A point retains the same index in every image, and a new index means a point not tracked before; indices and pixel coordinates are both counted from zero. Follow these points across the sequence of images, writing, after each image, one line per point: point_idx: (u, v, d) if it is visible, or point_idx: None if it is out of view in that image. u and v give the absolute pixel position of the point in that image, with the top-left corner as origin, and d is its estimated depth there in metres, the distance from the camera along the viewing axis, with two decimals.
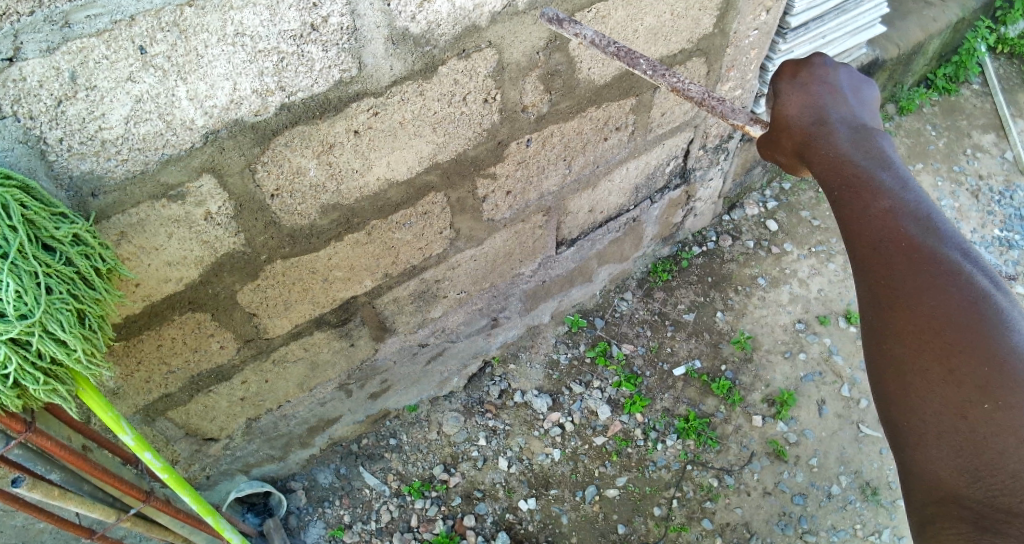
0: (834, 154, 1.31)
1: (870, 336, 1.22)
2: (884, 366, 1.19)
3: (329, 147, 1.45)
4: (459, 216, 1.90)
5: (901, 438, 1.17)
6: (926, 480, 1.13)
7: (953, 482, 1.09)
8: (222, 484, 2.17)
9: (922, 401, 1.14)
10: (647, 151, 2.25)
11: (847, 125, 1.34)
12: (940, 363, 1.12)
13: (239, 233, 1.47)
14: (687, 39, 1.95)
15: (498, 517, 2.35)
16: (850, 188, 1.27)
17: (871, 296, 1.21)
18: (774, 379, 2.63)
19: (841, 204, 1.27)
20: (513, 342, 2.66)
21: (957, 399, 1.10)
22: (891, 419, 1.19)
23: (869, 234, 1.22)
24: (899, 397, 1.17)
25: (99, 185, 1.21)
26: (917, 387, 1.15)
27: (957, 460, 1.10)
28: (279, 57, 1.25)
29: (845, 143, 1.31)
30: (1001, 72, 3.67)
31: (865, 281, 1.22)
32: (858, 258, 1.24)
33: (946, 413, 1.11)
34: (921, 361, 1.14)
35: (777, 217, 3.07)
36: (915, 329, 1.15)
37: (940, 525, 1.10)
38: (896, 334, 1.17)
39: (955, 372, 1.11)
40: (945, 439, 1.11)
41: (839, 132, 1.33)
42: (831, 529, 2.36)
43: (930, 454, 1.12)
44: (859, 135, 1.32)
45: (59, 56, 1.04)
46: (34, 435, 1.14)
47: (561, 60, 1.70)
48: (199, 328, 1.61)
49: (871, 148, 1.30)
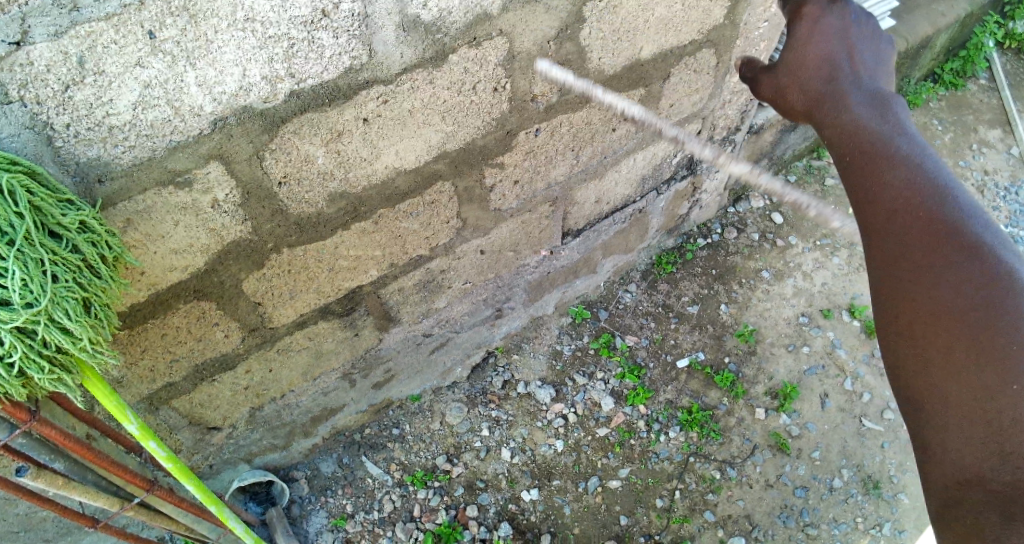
0: (847, 119, 1.34)
1: (880, 308, 1.26)
2: (901, 340, 1.22)
3: (338, 135, 1.43)
4: (467, 205, 1.88)
5: (921, 419, 1.18)
6: (948, 460, 1.13)
7: (976, 464, 1.09)
8: (225, 472, 2.17)
9: (943, 379, 1.15)
10: (654, 142, 2.23)
11: (865, 89, 1.35)
12: (960, 339, 1.14)
13: (246, 220, 1.45)
14: (697, 30, 1.93)
15: (501, 507, 2.35)
16: (863, 155, 1.31)
17: (885, 263, 1.25)
18: (778, 372, 2.63)
19: (854, 171, 1.31)
20: (517, 333, 2.65)
21: (979, 378, 1.11)
22: (909, 398, 1.21)
23: (882, 202, 1.26)
24: (920, 373, 1.19)
25: (106, 171, 1.19)
26: (936, 362, 1.16)
27: (980, 441, 1.09)
28: (289, 43, 1.23)
29: (859, 106, 1.34)
30: (1008, 68, 3.65)
31: (877, 248, 1.26)
32: (870, 226, 1.28)
33: (970, 393, 1.11)
34: (939, 337, 1.16)
35: (783, 209, 3.05)
36: (934, 301, 1.17)
37: (961, 509, 1.10)
38: (915, 306, 1.19)
39: (977, 347, 1.12)
40: (969, 421, 1.11)
41: (854, 96, 1.34)
42: (833, 522, 2.36)
43: (953, 434, 1.13)
44: (876, 102, 1.34)
45: (66, 40, 1.01)
46: (39, 425, 1.12)
47: (571, 49, 1.67)
48: (204, 317, 1.60)
49: (887, 116, 1.32)
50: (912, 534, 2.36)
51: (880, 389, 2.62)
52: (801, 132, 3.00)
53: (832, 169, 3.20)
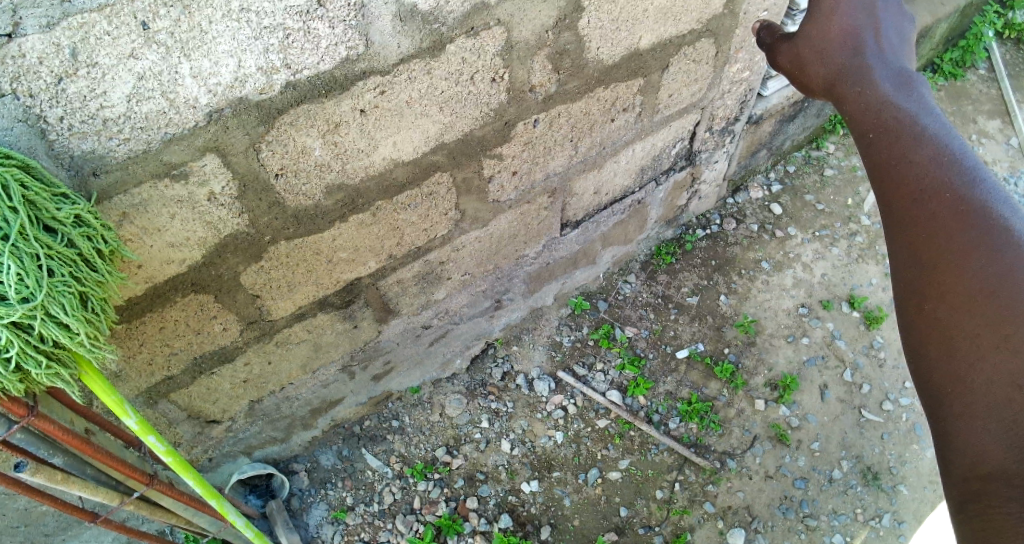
0: (871, 96, 1.33)
1: (901, 294, 1.27)
2: (928, 331, 1.22)
3: (335, 126, 1.42)
4: (465, 197, 1.87)
5: (944, 410, 1.17)
6: (970, 453, 1.12)
7: (999, 456, 1.08)
8: (225, 465, 2.17)
9: (971, 372, 1.14)
10: (653, 132, 2.22)
11: (890, 65, 1.34)
12: (991, 330, 1.13)
13: (243, 213, 1.44)
14: (697, 20, 1.91)
15: (501, 499, 2.35)
16: (887, 134, 1.30)
17: (913, 247, 1.24)
18: (777, 363, 2.63)
19: (877, 150, 1.31)
20: (516, 325, 2.64)
21: (1008, 371, 1.10)
22: (933, 389, 1.20)
23: (907, 184, 1.26)
24: (947, 364, 1.18)
25: (101, 164, 1.18)
26: (964, 353, 1.16)
27: (1005, 436, 1.08)
28: (285, 34, 1.21)
29: (884, 82, 1.33)
30: (1009, 58, 3.63)
31: (901, 231, 1.26)
32: (894, 208, 1.28)
33: (998, 386, 1.11)
34: (969, 327, 1.16)
35: (782, 200, 3.04)
36: (962, 291, 1.17)
37: (985, 504, 1.07)
38: (942, 298, 1.19)
39: (1009, 340, 1.11)
40: (994, 414, 1.10)
41: (879, 72, 1.34)
42: (833, 513, 2.37)
43: (977, 428, 1.12)
44: (901, 79, 1.33)
45: (59, 32, 1.00)
46: (36, 420, 1.12)
47: (570, 39, 1.66)
48: (202, 310, 1.59)
49: (911, 94, 1.32)
50: (911, 525, 2.37)
51: (879, 380, 2.62)
52: (801, 122, 2.98)
53: (832, 159, 3.18)
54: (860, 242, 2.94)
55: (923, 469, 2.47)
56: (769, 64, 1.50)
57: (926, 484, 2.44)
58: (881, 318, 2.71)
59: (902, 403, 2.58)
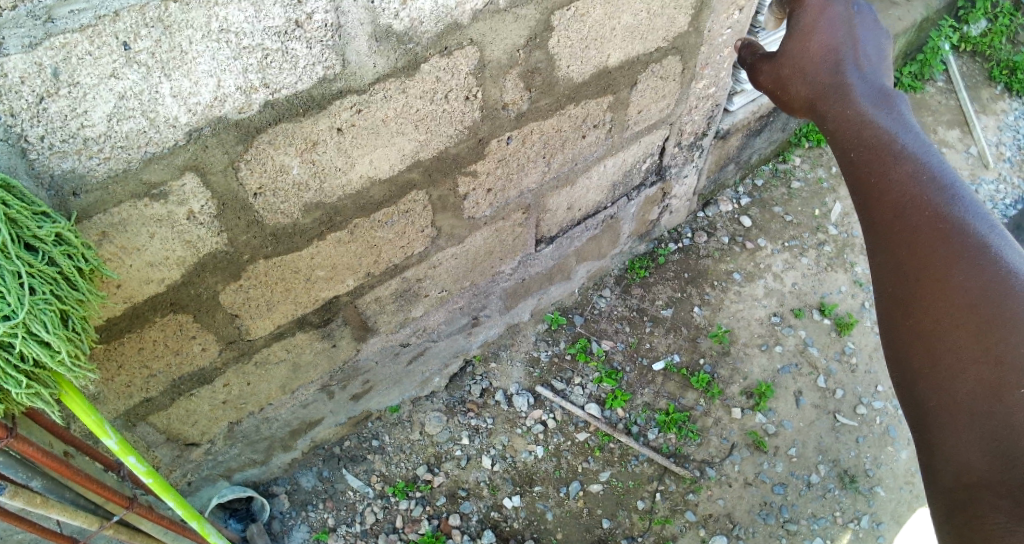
0: (853, 113, 1.40)
1: (883, 306, 1.32)
2: (911, 341, 1.26)
3: (313, 145, 1.45)
4: (441, 214, 1.90)
5: (928, 418, 1.22)
6: (954, 465, 1.16)
7: (984, 466, 1.12)
8: (205, 490, 2.15)
9: (953, 382, 1.19)
10: (624, 148, 2.28)
11: (870, 82, 1.42)
12: (974, 341, 1.17)
13: (221, 232, 1.46)
14: (663, 38, 1.98)
15: (484, 515, 2.36)
16: (868, 151, 1.36)
17: (897, 263, 1.30)
18: (752, 372, 2.68)
19: (859, 165, 1.37)
20: (494, 341, 2.66)
21: (990, 380, 1.14)
22: (915, 397, 1.25)
23: (890, 201, 1.31)
24: (929, 371, 1.22)
25: (81, 184, 1.20)
26: (945, 363, 1.20)
27: (985, 444, 1.13)
28: (263, 54, 1.24)
29: (863, 98, 1.40)
30: (965, 70, 3.79)
31: (882, 244, 1.32)
32: (878, 223, 1.33)
33: (980, 395, 1.15)
34: (950, 336, 1.20)
35: (751, 213, 3.11)
36: (947, 304, 1.21)
37: (971, 511, 1.13)
38: (922, 310, 1.25)
39: (992, 350, 1.14)
40: (976, 422, 1.15)
41: (859, 89, 1.41)
42: (812, 517, 2.43)
43: (962, 437, 1.16)
44: (881, 97, 1.40)
45: (41, 52, 1.01)
46: (15, 441, 1.11)
47: (541, 58, 1.71)
48: (181, 330, 1.59)
49: (892, 111, 1.39)
50: (889, 526, 2.44)
51: (852, 385, 2.69)
52: (767, 136, 3.08)
53: (798, 171, 3.27)
54: (828, 251, 3.03)
55: (898, 470, 2.54)
56: (752, 82, 1.61)
57: (902, 484, 2.51)
58: (852, 324, 2.79)
59: (875, 406, 2.65)
